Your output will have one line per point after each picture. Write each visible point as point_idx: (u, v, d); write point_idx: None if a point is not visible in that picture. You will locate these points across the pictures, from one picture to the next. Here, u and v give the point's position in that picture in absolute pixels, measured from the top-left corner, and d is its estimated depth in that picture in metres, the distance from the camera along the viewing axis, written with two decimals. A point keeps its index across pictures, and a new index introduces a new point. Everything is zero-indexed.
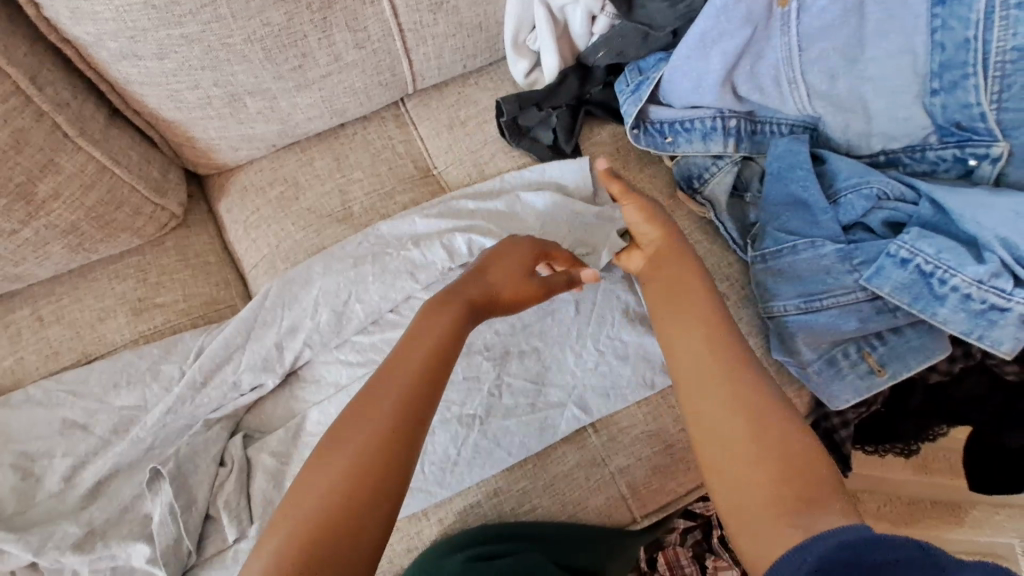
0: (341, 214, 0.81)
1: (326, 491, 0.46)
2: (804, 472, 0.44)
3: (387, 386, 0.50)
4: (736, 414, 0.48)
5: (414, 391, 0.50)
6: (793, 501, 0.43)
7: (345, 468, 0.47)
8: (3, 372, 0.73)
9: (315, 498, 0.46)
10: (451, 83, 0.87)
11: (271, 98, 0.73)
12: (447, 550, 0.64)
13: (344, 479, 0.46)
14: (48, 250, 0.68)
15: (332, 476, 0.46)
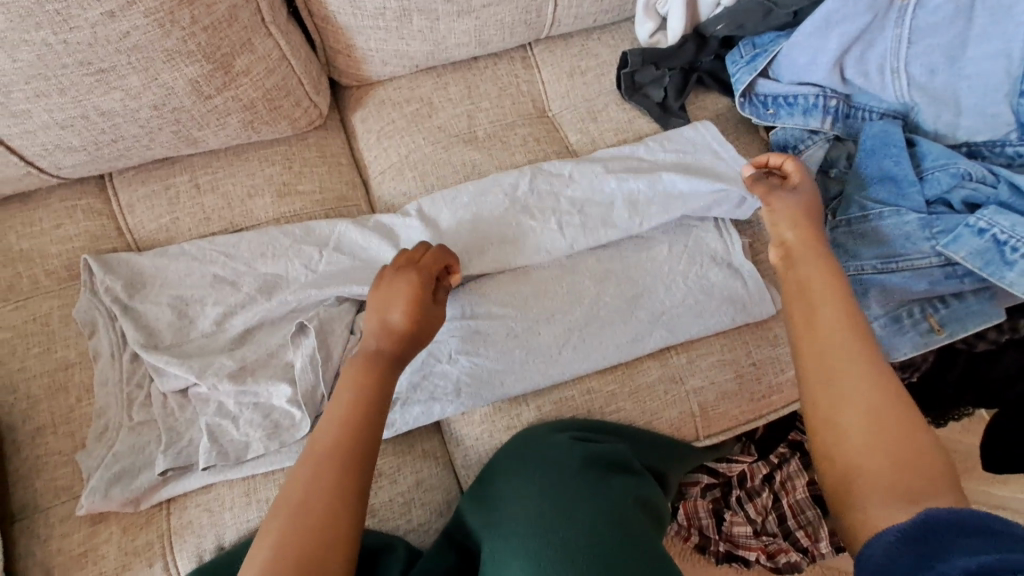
0: (467, 136, 0.91)
1: (316, 500, 0.54)
2: (916, 465, 0.50)
3: (360, 422, 0.60)
4: (858, 411, 0.53)
5: (366, 422, 0.60)
6: (905, 490, 0.48)
7: (324, 482, 0.55)
8: (159, 228, 0.81)
9: (310, 497, 0.54)
10: (576, 35, 0.96)
11: (434, 19, 0.82)
12: (549, 432, 0.74)
13: (317, 492, 0.55)
14: (227, 120, 0.76)
15: (320, 487, 0.55)
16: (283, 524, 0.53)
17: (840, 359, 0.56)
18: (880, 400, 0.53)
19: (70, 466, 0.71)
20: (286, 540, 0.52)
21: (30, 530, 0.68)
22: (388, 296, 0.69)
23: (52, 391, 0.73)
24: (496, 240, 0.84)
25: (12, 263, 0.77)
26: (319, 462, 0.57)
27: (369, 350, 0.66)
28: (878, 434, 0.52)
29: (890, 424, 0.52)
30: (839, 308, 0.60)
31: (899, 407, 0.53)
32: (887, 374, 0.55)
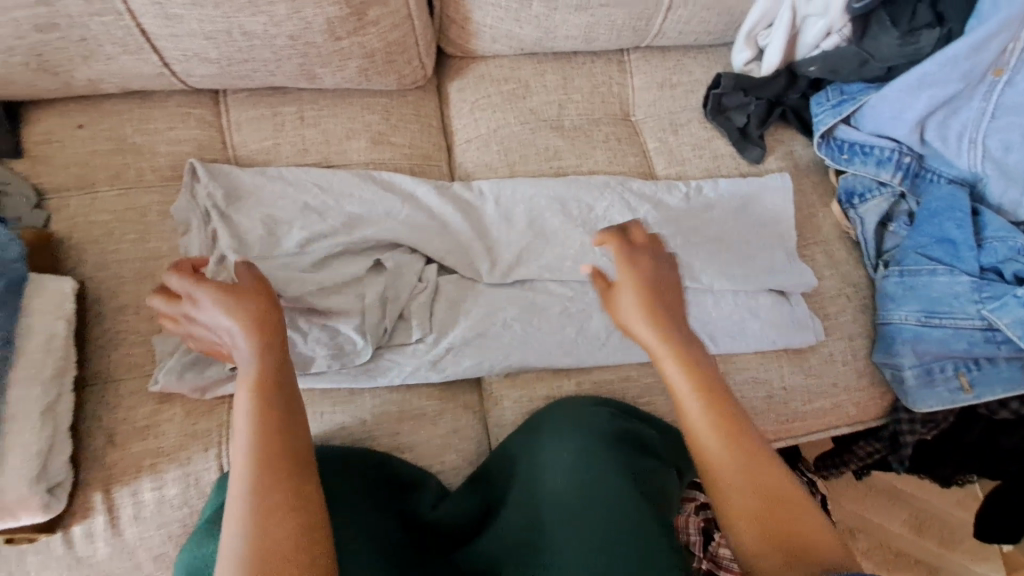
0: (555, 123, 0.96)
1: (256, 495, 0.49)
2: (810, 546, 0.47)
3: (267, 403, 0.56)
4: (748, 502, 0.50)
5: (274, 398, 0.56)
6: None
7: (261, 465, 0.51)
8: (261, 150, 0.87)
9: (255, 492, 0.49)
10: (674, 50, 1.00)
11: (552, 8, 0.87)
12: (590, 405, 0.77)
13: (260, 483, 0.50)
14: (348, 64, 0.81)
15: (255, 473, 0.51)
16: (238, 529, 0.48)
17: (692, 399, 0.55)
18: (727, 439, 0.53)
19: (145, 347, 0.76)
20: (243, 537, 0.47)
21: (100, 397, 0.73)
22: (211, 296, 0.62)
23: (140, 276, 0.79)
24: (564, 220, 0.89)
25: (122, 153, 0.82)
26: (250, 443, 0.53)
27: (247, 331, 0.60)
28: (740, 478, 0.51)
29: (747, 461, 0.52)
30: (682, 356, 0.58)
31: (784, 477, 0.52)
32: (757, 454, 0.53)
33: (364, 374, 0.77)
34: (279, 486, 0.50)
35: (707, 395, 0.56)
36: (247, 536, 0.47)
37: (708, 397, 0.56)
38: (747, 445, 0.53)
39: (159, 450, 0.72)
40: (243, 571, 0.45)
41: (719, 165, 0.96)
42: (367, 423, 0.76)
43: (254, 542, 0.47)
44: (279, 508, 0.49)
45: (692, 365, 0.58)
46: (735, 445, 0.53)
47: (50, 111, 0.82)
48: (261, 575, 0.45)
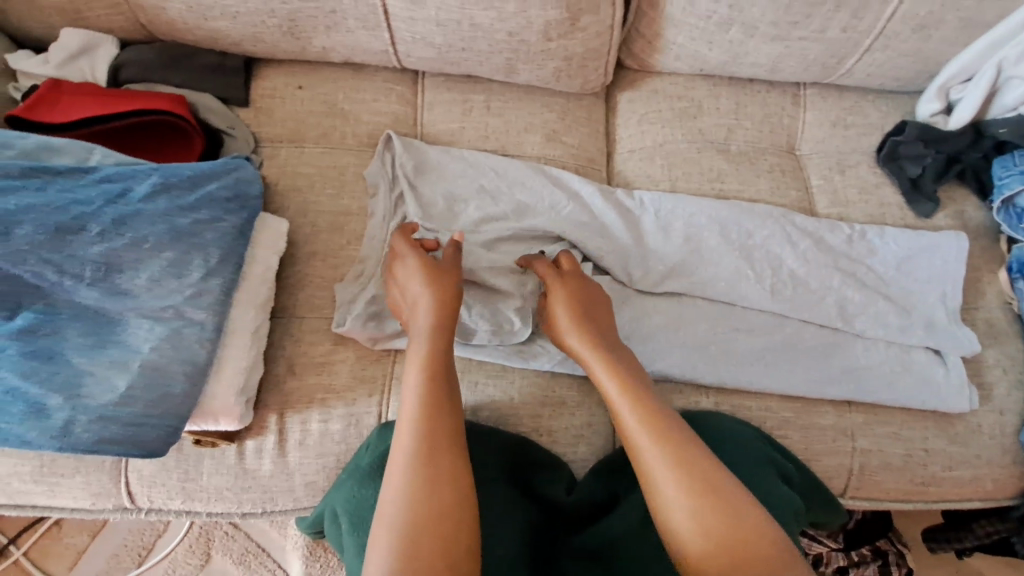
0: (721, 146, 0.97)
1: (426, 456, 0.56)
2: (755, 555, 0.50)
3: (436, 379, 0.63)
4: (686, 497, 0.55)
5: (444, 374, 0.64)
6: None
7: (431, 428, 0.58)
8: (448, 131, 0.94)
9: (426, 455, 0.56)
10: (852, 91, 1.00)
11: (749, 35, 0.88)
12: (748, 429, 0.78)
13: (426, 446, 0.57)
14: (548, 64, 0.87)
15: (424, 437, 0.58)
16: (404, 478, 0.55)
17: (667, 492, 0.55)
18: (692, 483, 0.55)
19: (328, 292, 0.83)
20: (415, 489, 0.54)
21: (286, 330, 0.80)
22: (409, 270, 0.74)
23: (331, 228, 0.86)
24: (723, 241, 0.89)
25: (331, 116, 0.91)
26: (416, 403, 0.61)
27: (433, 317, 0.69)
28: (698, 520, 0.53)
29: (719, 510, 0.53)
30: (649, 425, 0.60)
31: (692, 460, 0.57)
32: (686, 447, 0.58)
33: (517, 355, 0.81)
34: (445, 450, 0.57)
35: (685, 459, 0.57)
36: (414, 489, 0.54)
37: (676, 449, 0.58)
38: (695, 473, 0.56)
39: (330, 387, 0.78)
40: (406, 523, 0.51)
41: (884, 212, 0.94)
42: (515, 400, 0.81)
43: (421, 501, 0.53)
44: (445, 473, 0.56)
45: (660, 422, 0.60)
46: (670, 482, 0.56)
47: (276, 70, 0.92)
48: (431, 528, 0.51)
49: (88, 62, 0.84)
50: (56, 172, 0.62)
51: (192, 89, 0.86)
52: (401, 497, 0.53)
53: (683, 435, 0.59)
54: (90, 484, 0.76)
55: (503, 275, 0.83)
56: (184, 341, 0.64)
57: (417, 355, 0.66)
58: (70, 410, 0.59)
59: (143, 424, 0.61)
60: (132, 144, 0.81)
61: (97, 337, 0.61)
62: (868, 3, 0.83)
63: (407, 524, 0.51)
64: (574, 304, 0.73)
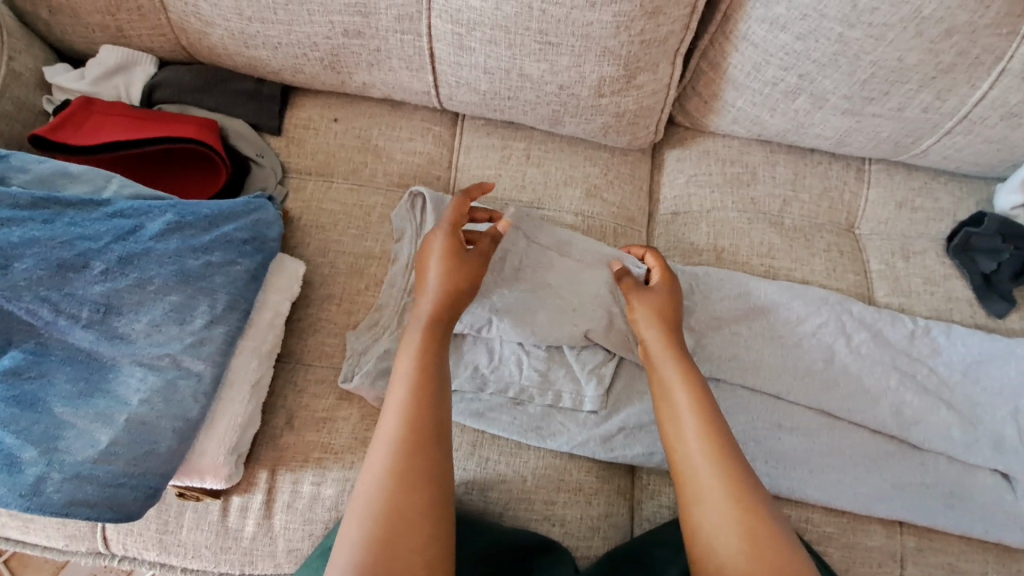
0: (774, 219, 0.90)
1: (411, 449, 0.57)
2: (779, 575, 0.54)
3: (433, 363, 0.63)
4: (727, 505, 0.58)
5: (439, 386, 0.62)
6: None
7: (421, 420, 0.58)
8: (483, 177, 0.89)
9: (398, 474, 0.55)
10: (923, 171, 0.92)
11: (818, 106, 0.81)
12: None
13: (401, 466, 0.56)
14: (597, 119, 0.81)
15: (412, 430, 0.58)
16: (387, 467, 0.56)
17: (716, 508, 0.59)
18: (736, 498, 0.59)
19: (339, 339, 0.78)
20: (394, 480, 0.55)
21: (291, 377, 0.75)
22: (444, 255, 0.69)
23: (351, 271, 0.82)
24: (770, 325, 0.82)
25: (364, 152, 0.88)
26: (410, 387, 0.60)
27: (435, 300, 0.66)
28: (739, 532, 0.57)
29: (763, 542, 0.56)
30: (710, 438, 0.63)
31: (735, 478, 0.60)
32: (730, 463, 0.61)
33: (534, 434, 0.74)
34: (426, 443, 0.58)
35: (739, 481, 0.60)
36: (394, 487, 0.55)
37: (722, 459, 0.61)
38: (739, 492, 0.59)
39: (328, 446, 0.72)
40: (386, 514, 0.53)
41: (950, 307, 0.86)
42: (527, 481, 0.73)
43: (402, 490, 0.54)
44: (430, 470, 0.56)
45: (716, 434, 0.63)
46: (715, 491, 0.59)
47: (314, 100, 0.89)
48: (401, 522, 0.53)
49: (125, 80, 0.82)
50: (67, 203, 0.59)
51: (225, 114, 0.85)
52: (380, 487, 0.55)
53: (733, 454, 0.62)
54: (65, 525, 0.71)
55: (532, 341, 0.77)
56: (178, 393, 0.59)
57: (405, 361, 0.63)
58: (44, 464, 0.55)
59: (122, 484, 0.56)
60: (157, 168, 0.79)
61: (86, 384, 0.57)
62: (954, 84, 0.76)
63: (380, 522, 0.53)
64: (667, 312, 0.73)
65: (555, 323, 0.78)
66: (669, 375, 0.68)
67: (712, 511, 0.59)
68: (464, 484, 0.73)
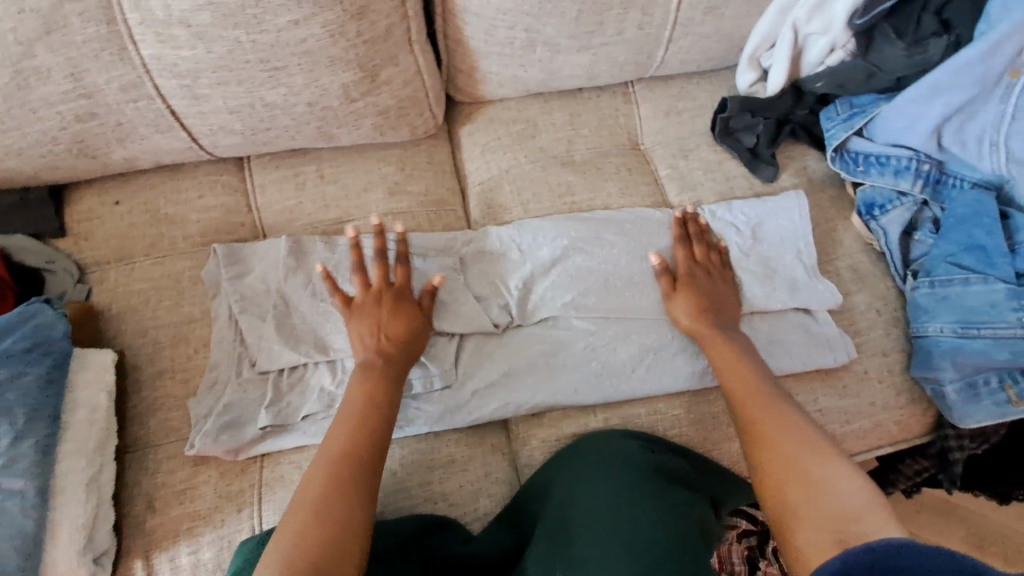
0: (565, 159, 0.97)
1: (364, 454, 0.65)
2: (795, 466, 0.61)
3: (390, 389, 0.73)
4: (782, 443, 0.64)
5: (387, 415, 0.70)
6: (800, 474, 0.60)
7: (371, 430, 0.67)
8: (285, 209, 0.90)
9: (344, 474, 0.62)
10: (677, 78, 1.02)
11: (556, 52, 0.89)
12: (623, 436, 0.80)
13: (346, 470, 0.63)
14: (363, 122, 0.84)
15: (354, 439, 0.66)
16: (331, 469, 0.62)
17: (773, 446, 0.64)
18: (765, 427, 0.67)
19: (183, 410, 0.78)
20: (342, 479, 0.62)
21: (142, 462, 0.75)
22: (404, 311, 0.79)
23: (176, 340, 0.82)
24: (583, 254, 0.89)
25: (157, 224, 0.88)
26: (362, 402, 0.70)
27: (400, 338, 0.77)
28: (779, 456, 0.63)
29: (794, 449, 0.63)
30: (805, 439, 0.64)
31: (770, 413, 0.69)
32: (759, 396, 0.71)
33: (392, 427, 0.78)
34: (375, 449, 0.66)
35: (769, 416, 0.68)
36: (350, 485, 0.61)
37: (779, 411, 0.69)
38: (773, 424, 0.67)
39: (196, 513, 0.73)
40: (325, 508, 0.59)
41: (731, 186, 0.96)
42: (399, 472, 0.78)
43: (352, 488, 0.61)
44: (371, 472, 0.64)
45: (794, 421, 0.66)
46: (777, 429, 0.66)
47: (91, 190, 0.89)
48: (343, 516, 0.58)
49: None
50: None
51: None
52: (326, 487, 0.60)
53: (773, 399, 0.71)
54: None
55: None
56: (6, 515, 0.62)
57: (354, 386, 0.72)
58: None
59: None
60: None
61: None
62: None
63: (324, 515, 0.58)
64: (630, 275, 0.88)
65: None
66: (718, 360, 0.78)
67: (770, 442, 0.65)
68: None
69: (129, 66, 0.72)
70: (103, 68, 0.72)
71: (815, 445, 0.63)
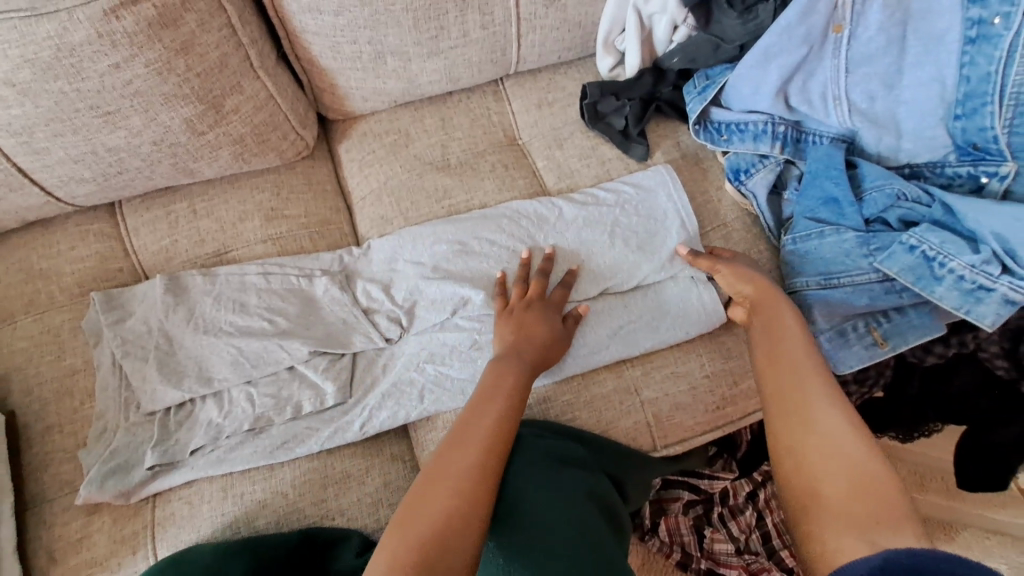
0: (441, 163, 0.98)
1: (466, 454, 0.61)
2: (849, 452, 0.55)
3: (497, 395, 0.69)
4: (840, 422, 0.57)
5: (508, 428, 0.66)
6: (855, 469, 0.53)
7: (491, 442, 0.63)
8: (161, 249, 0.90)
9: (458, 487, 0.58)
10: (544, 70, 1.04)
11: (407, 60, 0.90)
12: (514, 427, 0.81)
13: (473, 488, 0.58)
14: (219, 153, 0.84)
15: (478, 446, 0.62)
16: (464, 488, 0.58)
17: (821, 417, 0.58)
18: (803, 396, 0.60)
19: (73, 462, 0.79)
20: (468, 493, 0.58)
21: (37, 519, 0.76)
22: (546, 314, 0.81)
23: (61, 394, 0.82)
24: (465, 253, 0.90)
25: (32, 281, 0.87)
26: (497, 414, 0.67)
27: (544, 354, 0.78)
28: (847, 431, 0.56)
29: (841, 426, 0.57)
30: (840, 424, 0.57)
31: (816, 381, 0.61)
32: (815, 369, 0.63)
33: (282, 450, 0.77)
34: (490, 452, 0.63)
35: (814, 382, 0.61)
36: (465, 499, 0.57)
37: (820, 380, 0.62)
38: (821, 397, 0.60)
39: (93, 561, 0.73)
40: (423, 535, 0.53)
41: (607, 169, 0.98)
42: (290, 495, 0.75)
43: (450, 495, 0.57)
44: (461, 477, 0.59)
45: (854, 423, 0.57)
46: (832, 403, 0.59)
47: None
48: (439, 542, 0.53)
49: None
50: None
51: None
52: (449, 498, 0.57)
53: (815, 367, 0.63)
54: None
55: (258, 374, 0.81)
56: None
57: (493, 403, 0.68)
58: None
59: None
60: None
61: None
62: None
63: (430, 534, 0.53)
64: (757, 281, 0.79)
65: (271, 346, 0.83)
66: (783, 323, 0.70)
67: (824, 421, 0.58)
68: (227, 528, 0.73)
69: None
70: None
71: (858, 432, 0.56)
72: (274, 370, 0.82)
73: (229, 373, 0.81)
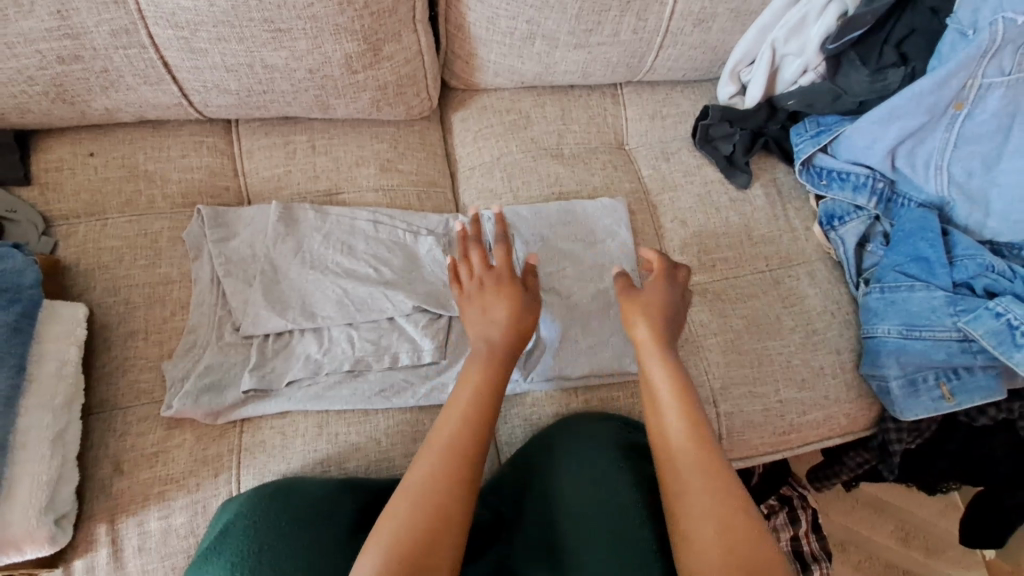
0: (555, 151, 1.00)
1: (431, 454, 0.61)
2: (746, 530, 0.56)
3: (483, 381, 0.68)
4: (715, 503, 0.58)
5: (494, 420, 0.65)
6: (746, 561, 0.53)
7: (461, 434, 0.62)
8: (273, 176, 0.89)
9: (425, 483, 0.58)
10: (662, 85, 1.08)
11: (554, 47, 0.93)
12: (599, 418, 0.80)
13: (450, 479, 0.59)
14: (360, 95, 0.84)
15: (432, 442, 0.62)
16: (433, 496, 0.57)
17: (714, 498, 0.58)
18: (675, 457, 0.62)
19: (155, 372, 0.75)
20: (438, 489, 0.58)
21: (108, 425, 0.71)
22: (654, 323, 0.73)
23: (150, 301, 0.79)
24: (567, 242, 0.91)
25: (134, 180, 0.84)
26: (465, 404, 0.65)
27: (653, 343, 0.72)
28: (726, 513, 0.57)
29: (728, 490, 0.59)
30: (685, 426, 0.64)
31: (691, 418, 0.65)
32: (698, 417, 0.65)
33: (380, 397, 0.77)
34: (465, 446, 0.62)
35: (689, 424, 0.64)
36: (440, 497, 0.57)
37: (687, 418, 0.65)
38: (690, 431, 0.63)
39: (168, 478, 0.70)
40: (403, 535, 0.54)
41: (709, 189, 1.01)
42: (382, 443, 0.76)
43: (428, 491, 0.58)
44: (430, 468, 0.59)
45: (699, 425, 0.64)
46: (688, 455, 0.62)
47: (62, 140, 0.84)
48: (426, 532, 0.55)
49: None
50: None
51: None
52: (418, 494, 0.57)
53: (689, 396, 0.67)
54: None
55: (361, 318, 0.80)
56: None
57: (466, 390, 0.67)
58: None
59: None
60: None
61: None
62: (647, 4, 0.91)
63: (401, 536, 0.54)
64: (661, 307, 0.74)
65: (374, 296, 0.81)
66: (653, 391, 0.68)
67: (706, 510, 0.57)
68: (319, 466, 0.73)
69: (123, 11, 0.71)
70: (93, 9, 0.70)
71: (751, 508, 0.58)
72: (376, 318, 0.81)
73: (332, 312, 0.80)
